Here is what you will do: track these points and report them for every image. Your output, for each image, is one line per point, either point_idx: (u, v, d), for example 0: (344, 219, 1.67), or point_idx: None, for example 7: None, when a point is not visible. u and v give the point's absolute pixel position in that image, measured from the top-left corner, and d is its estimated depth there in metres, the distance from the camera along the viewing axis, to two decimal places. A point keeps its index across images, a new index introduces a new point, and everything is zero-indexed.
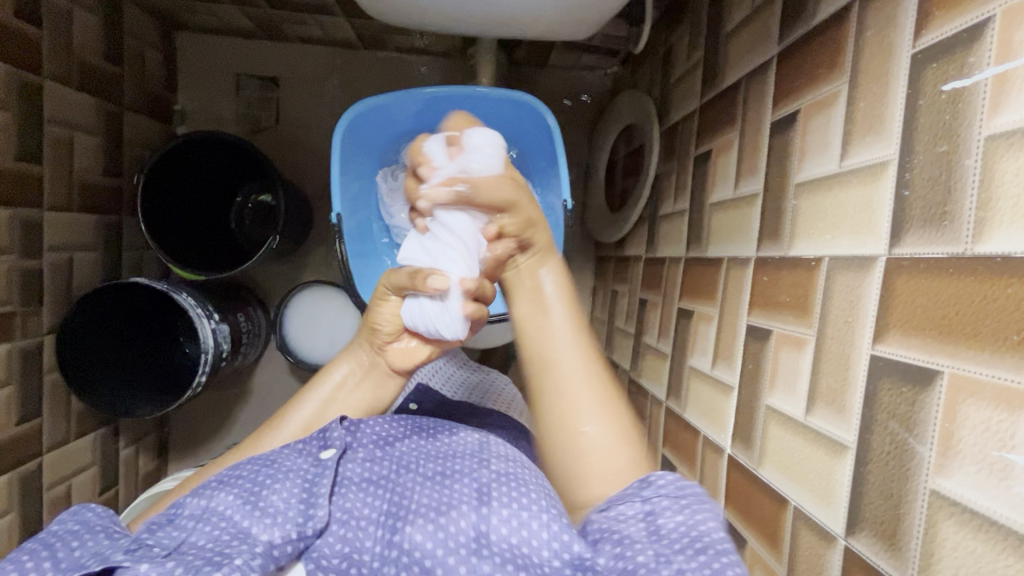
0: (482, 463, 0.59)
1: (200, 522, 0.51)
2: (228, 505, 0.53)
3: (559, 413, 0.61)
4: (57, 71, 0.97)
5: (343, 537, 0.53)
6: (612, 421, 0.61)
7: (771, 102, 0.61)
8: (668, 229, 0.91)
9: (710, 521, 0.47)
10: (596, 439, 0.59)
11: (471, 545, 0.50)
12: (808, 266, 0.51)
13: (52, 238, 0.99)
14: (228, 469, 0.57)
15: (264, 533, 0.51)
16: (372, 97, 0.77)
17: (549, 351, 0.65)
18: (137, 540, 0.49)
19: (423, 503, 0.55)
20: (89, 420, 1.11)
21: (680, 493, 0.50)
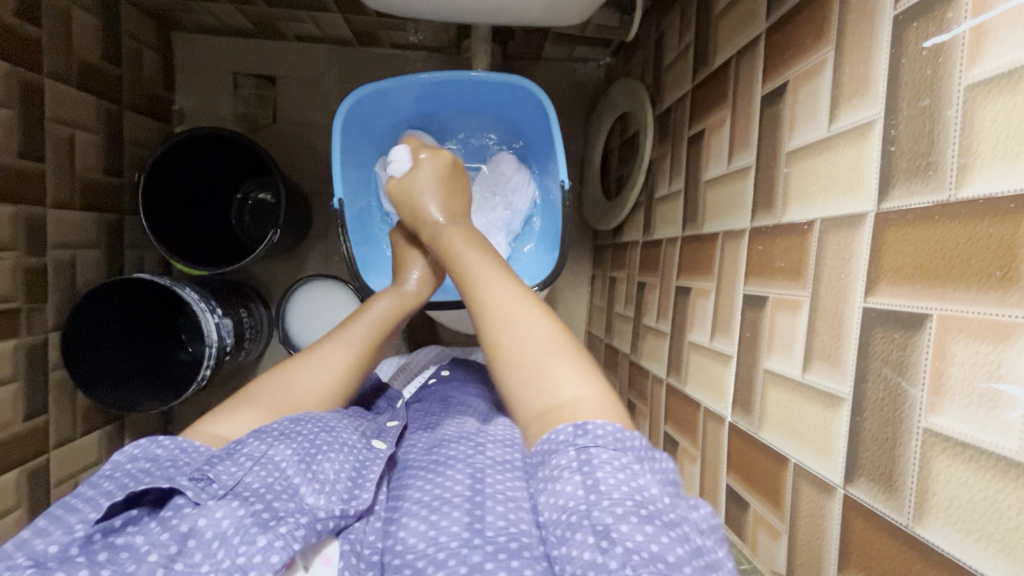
0: (477, 449, 0.57)
1: (257, 467, 0.51)
2: (285, 458, 0.52)
3: (506, 348, 0.53)
4: (57, 71, 0.98)
5: (381, 525, 0.52)
6: (572, 360, 0.51)
7: (761, 77, 0.62)
8: (664, 211, 0.93)
9: (655, 489, 0.42)
10: (559, 373, 0.50)
11: (464, 535, 0.45)
12: (801, 230, 0.53)
13: (56, 236, 1.00)
14: (289, 420, 0.56)
15: (310, 497, 0.51)
16: (372, 83, 0.78)
17: (483, 292, 0.57)
18: (199, 468, 0.50)
19: (416, 499, 0.51)
20: (94, 417, 1.12)
21: (620, 444, 0.44)
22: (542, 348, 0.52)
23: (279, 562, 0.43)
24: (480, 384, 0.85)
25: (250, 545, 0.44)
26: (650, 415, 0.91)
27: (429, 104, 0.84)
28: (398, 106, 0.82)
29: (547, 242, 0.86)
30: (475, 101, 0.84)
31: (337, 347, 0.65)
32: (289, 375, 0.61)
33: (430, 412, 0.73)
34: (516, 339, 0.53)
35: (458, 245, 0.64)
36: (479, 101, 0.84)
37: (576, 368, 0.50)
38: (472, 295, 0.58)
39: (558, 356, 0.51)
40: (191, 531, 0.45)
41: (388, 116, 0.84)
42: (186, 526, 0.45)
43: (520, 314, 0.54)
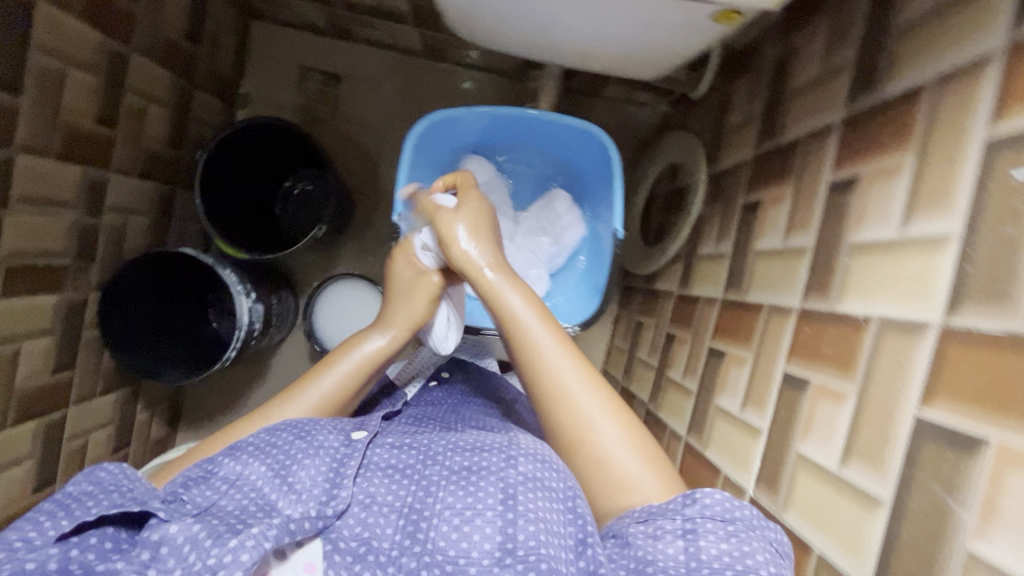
0: (510, 461, 0.57)
1: (233, 488, 0.53)
2: (258, 475, 0.54)
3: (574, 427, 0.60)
4: (143, 45, 1.02)
5: (362, 520, 0.54)
6: (621, 425, 0.60)
7: (830, 165, 0.64)
8: (705, 270, 0.94)
9: (760, 556, 0.48)
10: (609, 436, 0.59)
11: (496, 553, 0.50)
12: (857, 323, 0.53)
13: (114, 200, 1.03)
14: (264, 433, 0.58)
15: (287, 508, 0.52)
16: (444, 109, 0.80)
17: (541, 360, 0.63)
18: (174, 491, 0.52)
19: (447, 504, 0.54)
20: (114, 378, 1.14)
21: (726, 517, 0.51)
22: (594, 411, 0.60)
23: (249, 562, 0.45)
24: (479, 394, 0.84)
25: (221, 549, 0.46)
26: None
27: (494, 134, 0.86)
28: (464, 133, 0.85)
29: (588, 286, 0.88)
30: (540, 138, 0.86)
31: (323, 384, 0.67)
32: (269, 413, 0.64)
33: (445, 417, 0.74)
34: (573, 412, 0.60)
35: (507, 300, 0.67)
36: (542, 137, 0.86)
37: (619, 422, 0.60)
38: (533, 367, 0.63)
39: (609, 424, 0.60)
40: (160, 540, 0.47)
41: (454, 141, 0.86)
42: (156, 535, 0.47)
43: (558, 392, 0.62)
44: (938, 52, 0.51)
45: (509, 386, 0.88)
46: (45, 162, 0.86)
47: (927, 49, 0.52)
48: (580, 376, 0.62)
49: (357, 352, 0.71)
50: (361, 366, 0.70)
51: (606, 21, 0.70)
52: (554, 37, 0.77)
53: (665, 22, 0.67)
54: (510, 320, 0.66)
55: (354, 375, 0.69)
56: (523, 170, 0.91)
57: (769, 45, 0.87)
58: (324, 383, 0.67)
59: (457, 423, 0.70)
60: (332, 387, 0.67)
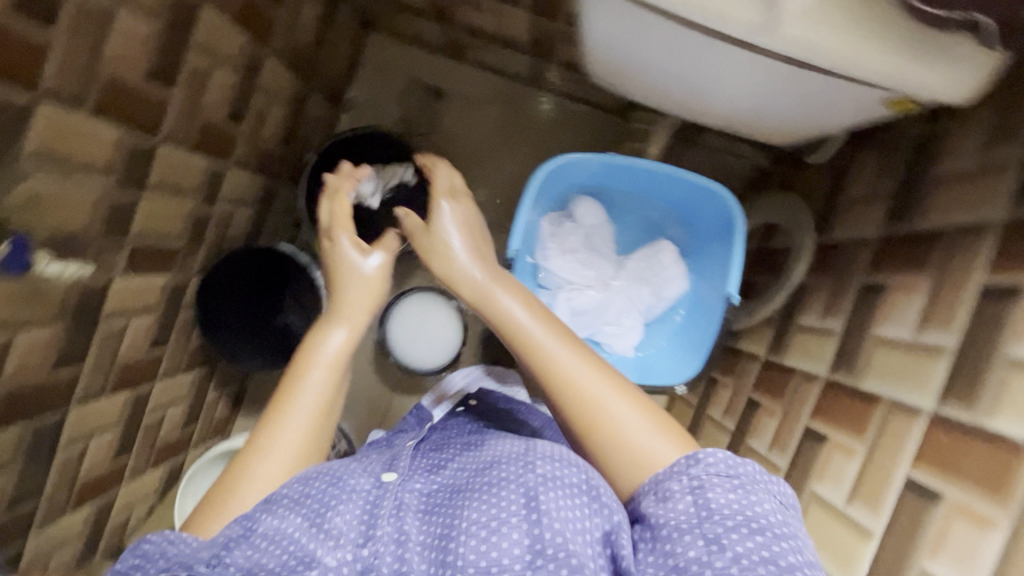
0: (527, 466, 0.55)
1: (272, 545, 0.50)
2: (294, 526, 0.51)
3: (601, 430, 0.56)
4: (277, 49, 1.06)
5: (397, 559, 0.51)
6: (646, 417, 0.56)
7: (987, 268, 0.61)
8: (805, 342, 0.91)
9: (767, 506, 0.48)
10: (632, 426, 0.55)
11: (527, 557, 0.48)
12: (1014, 449, 0.50)
13: (227, 191, 1.07)
14: (297, 483, 0.55)
15: (327, 556, 0.50)
16: (567, 153, 0.81)
17: (551, 360, 0.59)
18: (217, 552, 0.50)
19: (472, 519, 0.52)
20: (197, 357, 1.18)
21: (730, 473, 0.50)
22: (605, 399, 0.57)
23: None
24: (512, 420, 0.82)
25: None
26: None
27: (611, 180, 0.86)
28: (584, 175, 0.85)
29: (688, 343, 0.85)
30: (654, 187, 0.86)
31: (303, 398, 0.61)
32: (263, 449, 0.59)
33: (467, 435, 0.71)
34: (591, 409, 0.56)
35: (500, 301, 0.63)
36: (660, 189, 0.85)
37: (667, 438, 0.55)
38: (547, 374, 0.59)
39: (637, 419, 0.56)
40: None
41: (568, 182, 0.86)
42: None
43: (590, 397, 0.57)
44: None
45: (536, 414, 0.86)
46: (180, 152, 0.90)
47: None
48: (592, 370, 0.58)
49: (320, 352, 0.64)
50: (333, 366, 0.64)
51: (756, 95, 0.69)
52: (685, 102, 0.76)
53: (822, 100, 0.65)
54: (507, 324, 0.62)
55: (331, 378, 0.63)
56: (632, 218, 0.91)
57: (911, 124, 0.83)
58: (302, 402, 0.61)
59: (478, 438, 0.68)
60: (316, 397, 0.62)
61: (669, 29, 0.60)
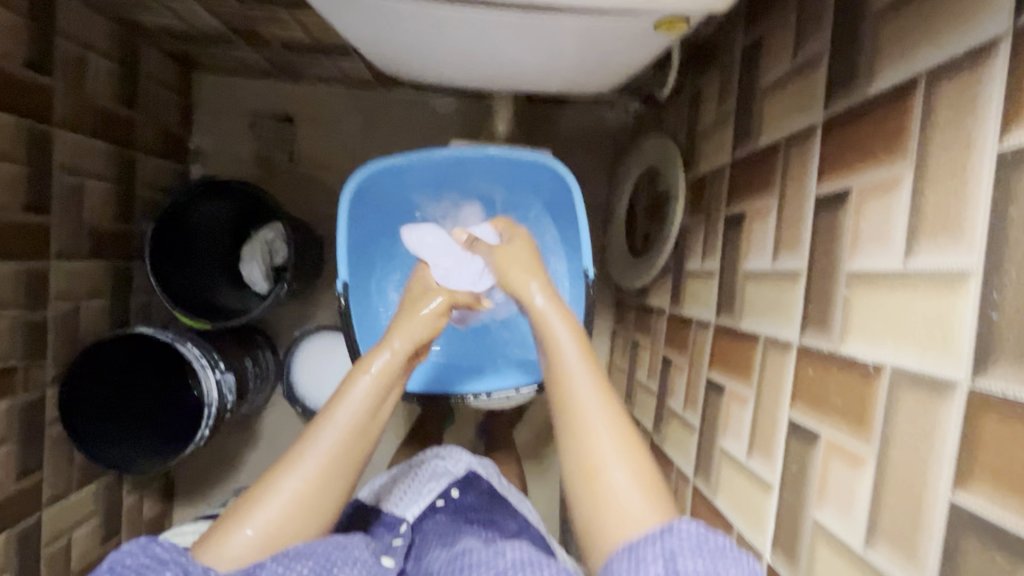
0: (498, 554, 0.56)
1: None
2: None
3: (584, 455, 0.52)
4: (67, 120, 0.95)
5: None
6: (636, 461, 0.52)
7: (815, 175, 0.55)
8: (695, 288, 0.85)
9: None
10: (617, 476, 0.51)
11: None
12: (866, 371, 0.45)
13: (59, 287, 0.97)
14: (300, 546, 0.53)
15: None
16: (382, 159, 0.74)
17: (568, 387, 0.56)
18: None
19: None
20: (93, 469, 1.08)
21: (702, 544, 0.44)
22: (604, 443, 0.52)
23: None
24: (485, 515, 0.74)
25: None
26: None
27: (448, 177, 0.80)
28: (415, 177, 0.78)
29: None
30: (493, 175, 0.80)
31: (328, 437, 0.56)
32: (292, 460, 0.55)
33: (444, 533, 0.68)
34: (572, 412, 0.55)
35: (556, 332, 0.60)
36: (497, 176, 0.80)
37: (647, 496, 0.49)
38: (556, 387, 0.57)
39: (626, 461, 0.51)
40: None
41: (398, 189, 0.79)
42: None
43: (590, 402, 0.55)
44: (930, 38, 0.42)
45: (512, 516, 0.74)
46: None
47: (917, 33, 0.43)
48: (591, 389, 0.56)
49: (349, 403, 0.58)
50: (367, 412, 0.58)
51: (533, 42, 0.65)
52: (476, 67, 0.74)
53: (602, 38, 0.63)
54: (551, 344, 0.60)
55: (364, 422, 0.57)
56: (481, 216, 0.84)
57: (736, 34, 0.78)
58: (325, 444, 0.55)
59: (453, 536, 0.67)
60: (327, 455, 0.55)
61: (404, 3, 0.58)
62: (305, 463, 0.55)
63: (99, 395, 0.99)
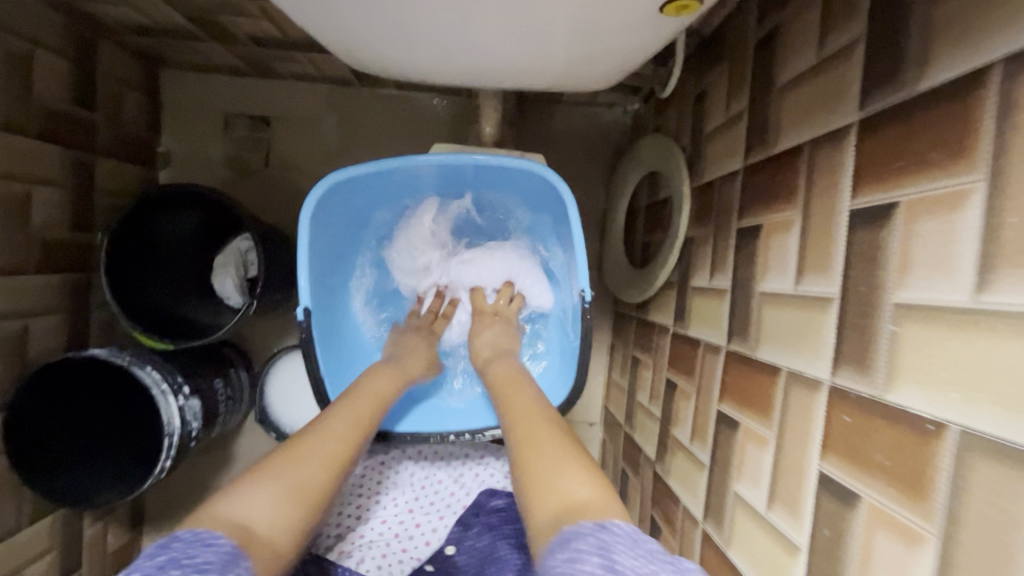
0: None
1: None
2: None
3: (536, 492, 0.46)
4: (13, 122, 0.87)
5: None
6: (577, 462, 0.48)
7: (848, 185, 0.47)
8: (701, 306, 0.77)
9: None
10: (554, 470, 0.47)
11: None
12: (920, 427, 0.37)
13: (5, 305, 0.88)
14: None
15: None
16: (353, 166, 0.66)
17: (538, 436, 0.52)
18: None
19: None
20: (47, 501, 0.99)
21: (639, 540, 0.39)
22: (542, 462, 0.49)
23: None
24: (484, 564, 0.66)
25: None
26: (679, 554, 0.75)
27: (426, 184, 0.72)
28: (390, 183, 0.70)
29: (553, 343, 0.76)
30: (478, 183, 0.72)
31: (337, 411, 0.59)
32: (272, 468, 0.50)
33: None
34: (525, 447, 0.51)
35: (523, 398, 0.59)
36: (482, 184, 0.72)
37: (586, 475, 0.46)
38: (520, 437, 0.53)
39: (565, 460, 0.48)
40: None
41: (372, 199, 0.71)
42: None
43: (545, 430, 0.53)
44: (1005, 18, 0.34)
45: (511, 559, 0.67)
46: None
47: (986, 13, 0.35)
48: (535, 423, 0.54)
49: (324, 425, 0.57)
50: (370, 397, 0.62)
51: (521, 33, 0.57)
52: (458, 62, 0.66)
53: (599, 26, 0.55)
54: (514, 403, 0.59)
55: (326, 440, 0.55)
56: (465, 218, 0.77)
57: (748, 24, 0.70)
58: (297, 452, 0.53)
59: None
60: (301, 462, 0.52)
61: None
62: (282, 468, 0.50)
63: (53, 421, 0.91)
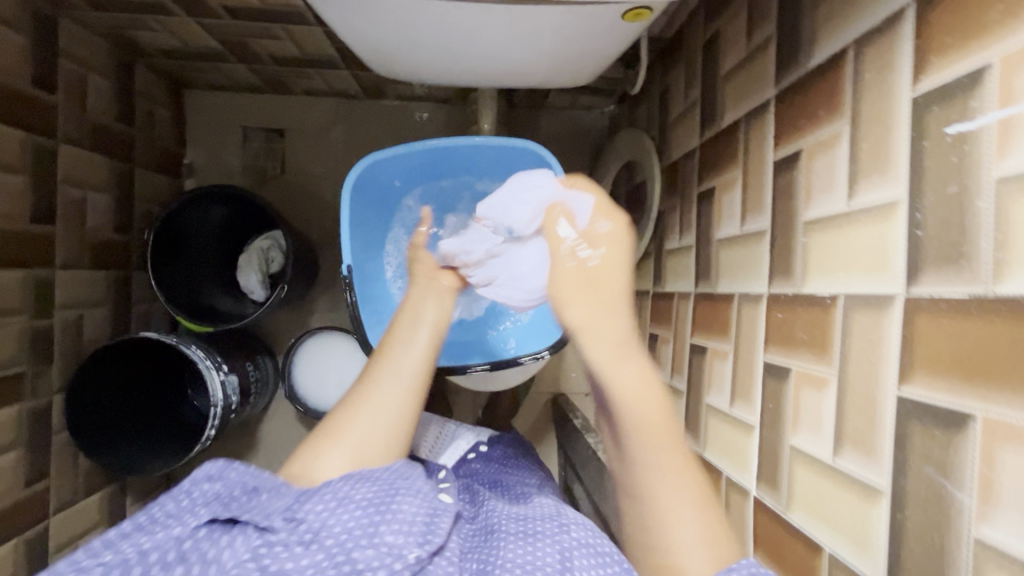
0: (563, 527, 0.54)
1: (340, 508, 0.49)
2: (364, 496, 0.50)
3: (656, 524, 0.53)
4: (70, 135, 0.99)
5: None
6: (704, 529, 0.52)
7: (771, 143, 0.62)
8: (675, 264, 0.92)
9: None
10: (689, 539, 0.51)
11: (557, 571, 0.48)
12: (824, 303, 0.51)
13: (63, 297, 0.99)
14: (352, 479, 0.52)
15: (389, 538, 0.47)
16: (382, 150, 0.80)
17: (643, 463, 0.54)
18: (288, 507, 0.49)
19: (509, 558, 0.50)
20: (97, 478, 1.09)
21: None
22: (666, 506, 0.53)
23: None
24: (518, 468, 0.76)
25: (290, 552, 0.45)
26: None
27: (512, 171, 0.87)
28: (413, 170, 0.85)
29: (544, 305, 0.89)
30: (485, 165, 0.86)
31: (363, 422, 0.59)
32: (355, 419, 0.59)
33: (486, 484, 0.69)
34: (653, 515, 0.53)
35: (628, 374, 0.55)
36: (485, 165, 0.86)
37: (712, 552, 0.51)
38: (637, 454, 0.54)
39: (694, 525, 0.52)
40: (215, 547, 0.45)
41: (396, 182, 0.85)
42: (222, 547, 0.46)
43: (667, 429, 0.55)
44: (855, 12, 0.49)
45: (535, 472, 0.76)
46: None
47: (845, 11, 0.51)
48: (679, 461, 0.54)
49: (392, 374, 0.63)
50: (416, 355, 0.65)
51: (511, 33, 0.71)
52: (459, 62, 0.79)
53: (577, 31, 0.70)
54: (624, 384, 0.55)
55: (407, 386, 0.63)
56: None
57: (696, 31, 0.86)
58: (382, 392, 0.62)
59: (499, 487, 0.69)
60: (357, 437, 0.58)
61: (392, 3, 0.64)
62: (359, 422, 0.59)
63: (112, 399, 1.02)
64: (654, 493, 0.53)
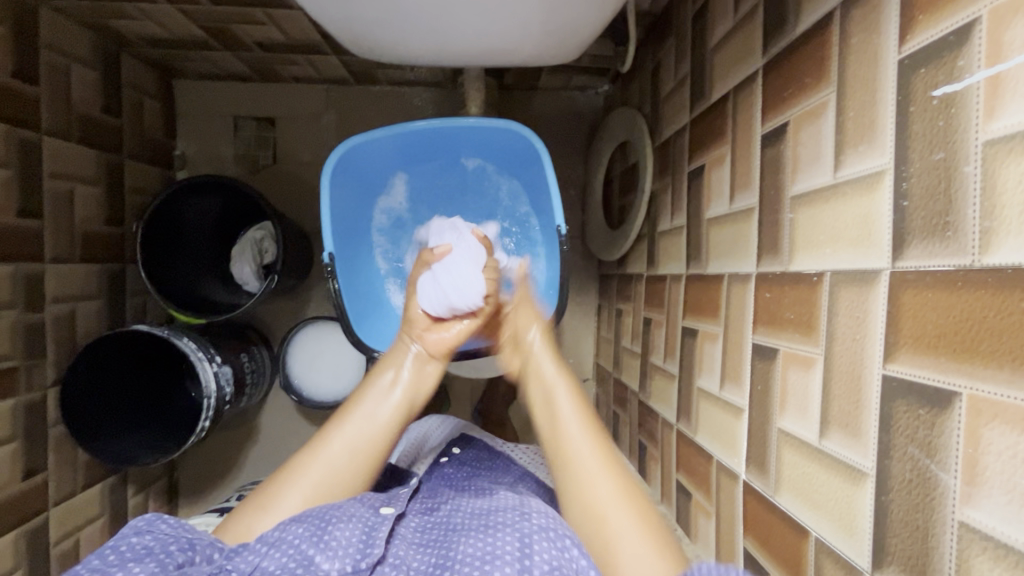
0: (523, 515, 0.55)
1: (272, 548, 0.49)
2: (297, 534, 0.51)
3: (587, 510, 0.56)
4: (55, 128, 0.99)
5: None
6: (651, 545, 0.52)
7: (759, 116, 0.59)
8: (667, 245, 0.90)
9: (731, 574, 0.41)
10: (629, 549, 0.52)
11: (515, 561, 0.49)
12: (811, 281, 0.49)
13: (55, 291, 0.99)
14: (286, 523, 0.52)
15: (325, 563, 0.50)
16: (361, 133, 0.79)
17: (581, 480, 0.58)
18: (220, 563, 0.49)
19: (468, 552, 0.51)
20: (97, 470, 1.09)
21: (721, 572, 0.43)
22: (604, 500, 0.56)
23: None
24: (493, 470, 0.75)
25: None
26: (661, 461, 0.87)
27: (495, 151, 0.85)
28: (394, 153, 0.83)
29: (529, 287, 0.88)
30: (468, 146, 0.85)
31: (317, 467, 0.60)
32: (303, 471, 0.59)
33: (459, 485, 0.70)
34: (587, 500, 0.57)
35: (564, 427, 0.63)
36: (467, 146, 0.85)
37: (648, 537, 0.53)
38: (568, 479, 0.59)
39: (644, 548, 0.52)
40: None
41: (378, 165, 0.84)
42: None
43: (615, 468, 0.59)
44: None
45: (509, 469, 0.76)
46: None
47: None
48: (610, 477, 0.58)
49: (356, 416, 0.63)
50: (385, 408, 0.65)
51: (490, 8, 0.68)
52: (439, 40, 0.77)
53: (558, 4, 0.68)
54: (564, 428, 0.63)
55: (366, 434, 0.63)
56: (508, 183, 0.88)
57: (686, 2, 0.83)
58: (335, 441, 0.61)
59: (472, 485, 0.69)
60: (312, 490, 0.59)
61: None
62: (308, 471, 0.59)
63: (105, 391, 1.02)
64: (581, 471, 0.59)
